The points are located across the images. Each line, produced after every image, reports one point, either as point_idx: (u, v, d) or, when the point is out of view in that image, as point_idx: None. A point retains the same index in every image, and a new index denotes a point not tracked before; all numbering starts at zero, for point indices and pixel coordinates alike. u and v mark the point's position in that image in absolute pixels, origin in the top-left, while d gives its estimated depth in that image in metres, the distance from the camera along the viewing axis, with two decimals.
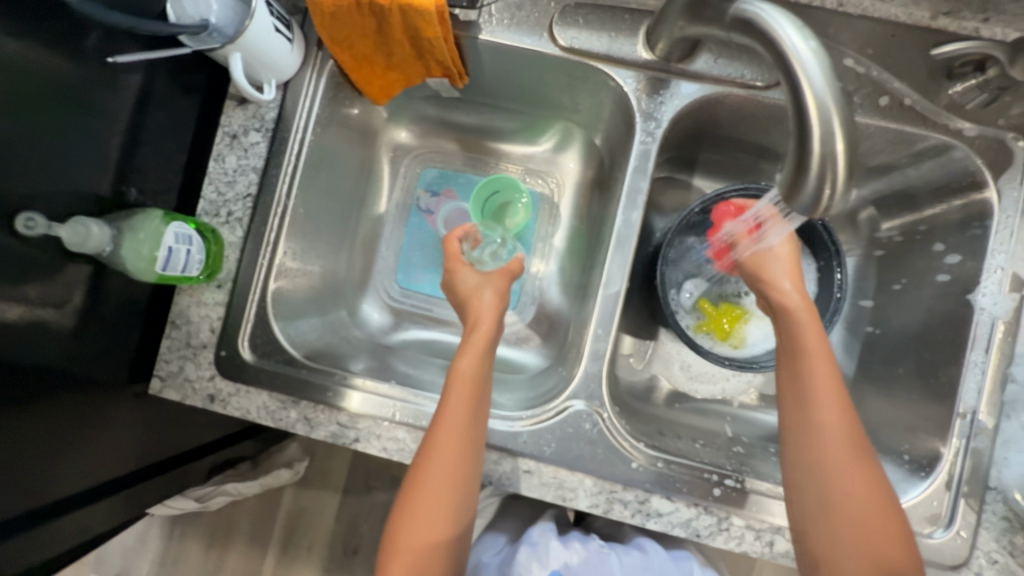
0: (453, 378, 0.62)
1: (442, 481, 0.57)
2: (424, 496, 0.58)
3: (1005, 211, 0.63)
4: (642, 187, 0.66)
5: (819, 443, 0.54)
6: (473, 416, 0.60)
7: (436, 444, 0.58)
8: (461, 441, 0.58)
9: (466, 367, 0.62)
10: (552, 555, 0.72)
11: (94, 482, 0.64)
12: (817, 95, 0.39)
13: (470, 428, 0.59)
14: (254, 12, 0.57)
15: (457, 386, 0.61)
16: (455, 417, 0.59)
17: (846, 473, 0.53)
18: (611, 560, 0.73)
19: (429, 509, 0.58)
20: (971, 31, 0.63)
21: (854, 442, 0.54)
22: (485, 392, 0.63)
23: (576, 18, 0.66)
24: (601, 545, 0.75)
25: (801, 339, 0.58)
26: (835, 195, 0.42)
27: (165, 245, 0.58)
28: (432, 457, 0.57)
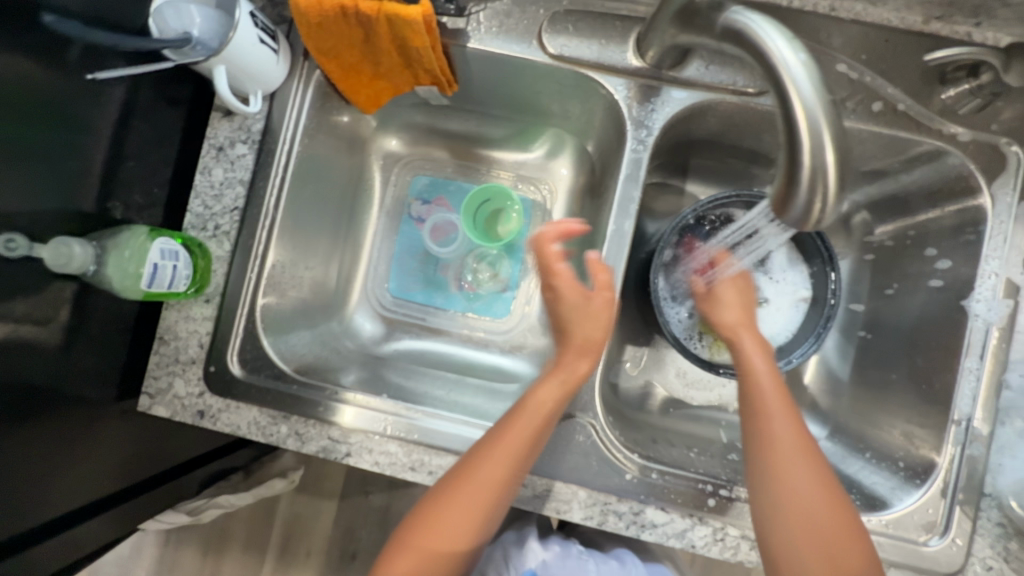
0: (518, 421, 0.58)
1: (456, 525, 0.57)
2: (410, 551, 0.57)
3: (998, 217, 0.63)
4: (635, 196, 0.66)
5: (775, 463, 0.55)
6: (521, 467, 0.57)
7: (467, 488, 0.57)
8: (501, 489, 0.57)
9: (545, 397, 0.59)
10: (529, 554, 0.76)
11: (80, 503, 0.62)
12: (806, 107, 0.39)
13: (512, 479, 0.57)
14: (237, 24, 0.56)
15: (527, 414, 0.58)
16: (497, 466, 0.56)
17: (807, 500, 0.53)
18: (589, 566, 0.75)
19: (441, 532, 0.57)
20: (962, 36, 0.63)
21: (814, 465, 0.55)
22: (544, 441, 0.59)
23: (566, 25, 0.66)
24: (581, 551, 0.77)
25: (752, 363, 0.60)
26: (826, 207, 0.41)
27: (150, 261, 0.57)
28: (477, 471, 0.57)
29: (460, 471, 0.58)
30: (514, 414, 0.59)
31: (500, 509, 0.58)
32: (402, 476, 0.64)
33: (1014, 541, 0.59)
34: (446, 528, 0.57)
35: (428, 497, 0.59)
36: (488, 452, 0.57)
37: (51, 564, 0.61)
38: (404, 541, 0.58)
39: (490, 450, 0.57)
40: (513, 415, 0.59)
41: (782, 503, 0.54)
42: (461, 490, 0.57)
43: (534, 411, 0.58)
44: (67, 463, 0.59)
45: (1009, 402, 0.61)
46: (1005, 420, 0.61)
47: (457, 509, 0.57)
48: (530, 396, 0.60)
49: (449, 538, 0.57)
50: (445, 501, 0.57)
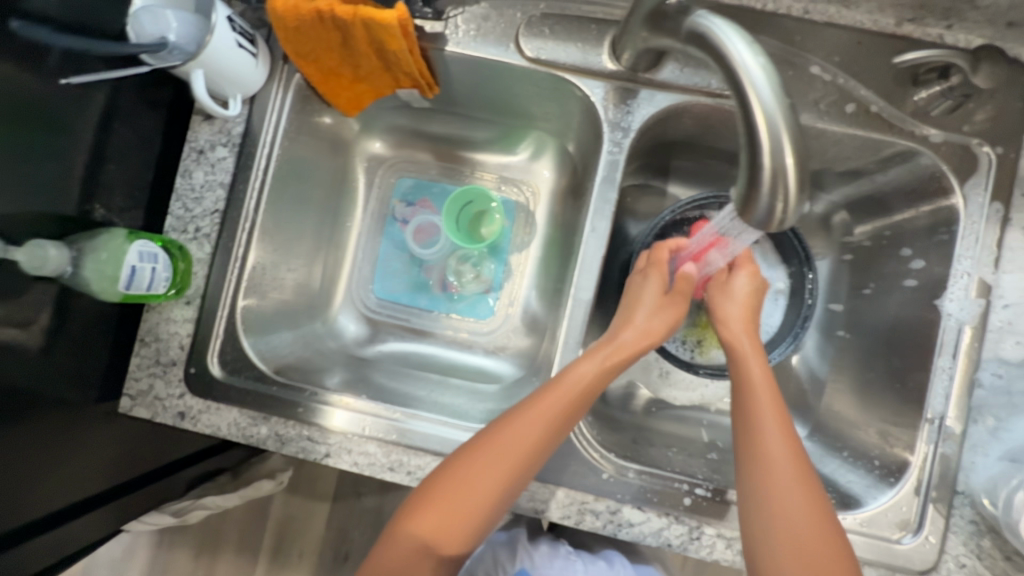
0: (564, 386, 0.59)
1: (481, 483, 0.56)
2: (427, 509, 0.56)
3: (971, 217, 0.63)
4: (611, 197, 0.66)
5: (765, 478, 0.53)
6: (559, 429, 0.58)
7: (488, 453, 0.56)
8: (535, 449, 0.57)
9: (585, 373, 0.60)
10: (520, 553, 0.80)
11: (58, 505, 0.62)
12: (765, 109, 0.39)
13: (546, 441, 0.57)
14: (214, 28, 0.57)
15: (564, 386, 0.59)
16: (525, 433, 0.57)
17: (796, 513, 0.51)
18: (577, 567, 0.78)
19: (447, 503, 0.56)
20: (934, 38, 0.63)
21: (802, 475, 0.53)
22: (574, 422, 0.59)
23: (542, 29, 0.66)
24: (569, 551, 0.80)
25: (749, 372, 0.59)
26: (788, 208, 0.42)
27: (128, 264, 0.58)
28: (504, 435, 0.57)
29: (494, 430, 0.58)
30: (551, 384, 0.60)
31: (527, 475, 0.57)
32: (380, 476, 0.65)
33: (986, 538, 0.60)
34: (470, 487, 0.56)
35: (451, 459, 0.58)
36: (524, 412, 0.58)
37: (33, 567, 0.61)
38: (421, 501, 0.57)
39: (529, 411, 0.58)
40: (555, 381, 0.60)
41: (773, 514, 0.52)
42: (494, 449, 0.57)
43: (576, 378, 0.60)
44: (47, 465, 0.59)
45: (982, 400, 0.62)
46: (977, 418, 0.62)
47: (485, 465, 0.56)
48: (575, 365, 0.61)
49: (469, 501, 0.55)
50: (473, 457, 0.57)
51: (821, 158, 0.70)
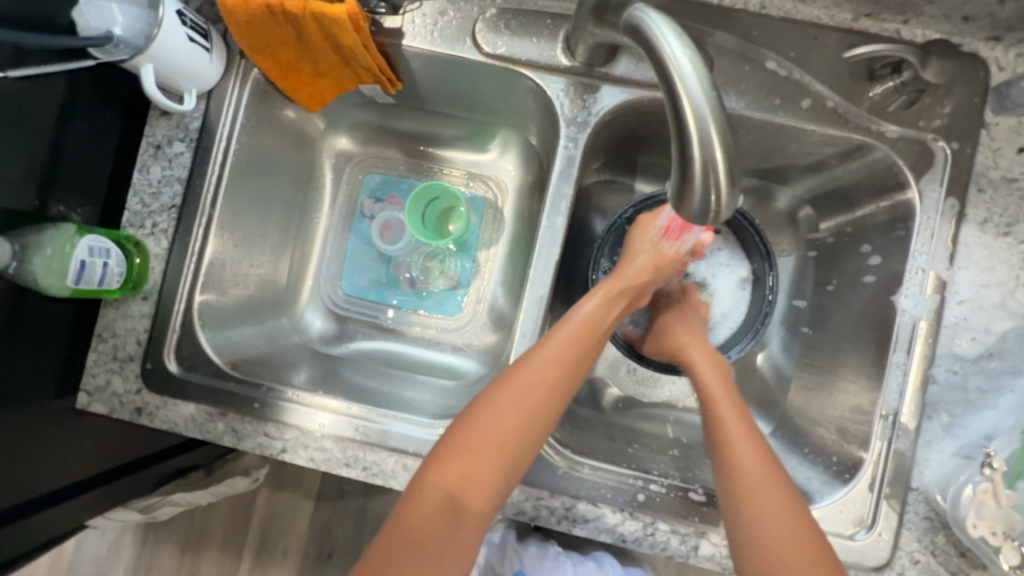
0: (575, 325, 0.62)
1: (503, 425, 0.57)
2: (450, 460, 0.56)
3: (927, 212, 0.63)
4: (567, 193, 0.66)
5: (738, 489, 0.55)
6: (575, 365, 0.60)
7: (508, 391, 0.58)
8: (552, 388, 0.59)
9: (593, 312, 0.63)
10: (511, 555, 0.80)
11: (13, 501, 0.61)
12: (692, 102, 0.39)
13: (562, 377, 0.59)
14: (162, 21, 0.57)
15: (578, 325, 0.62)
16: (545, 371, 0.59)
17: (770, 492, 0.54)
18: (567, 568, 0.78)
19: (471, 448, 0.56)
20: (890, 33, 0.63)
21: (764, 458, 0.56)
22: (586, 362, 0.62)
23: (498, 24, 0.66)
24: (559, 552, 0.80)
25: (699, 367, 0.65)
26: (722, 202, 0.42)
27: (76, 258, 0.57)
28: (522, 371, 0.59)
29: (509, 373, 0.59)
30: (567, 323, 0.62)
31: (548, 415, 0.59)
32: (336, 472, 0.65)
33: (940, 534, 0.60)
34: (494, 431, 0.56)
35: (467, 409, 0.59)
36: (541, 351, 0.60)
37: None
38: (442, 453, 0.56)
39: (540, 349, 0.60)
40: (563, 321, 0.62)
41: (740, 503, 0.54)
42: (516, 388, 0.58)
43: (582, 317, 0.62)
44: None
45: (936, 396, 0.61)
46: (932, 414, 0.62)
47: (507, 407, 0.57)
48: (580, 305, 0.64)
49: (492, 449, 0.56)
50: (492, 400, 0.58)
51: (783, 154, 0.70)
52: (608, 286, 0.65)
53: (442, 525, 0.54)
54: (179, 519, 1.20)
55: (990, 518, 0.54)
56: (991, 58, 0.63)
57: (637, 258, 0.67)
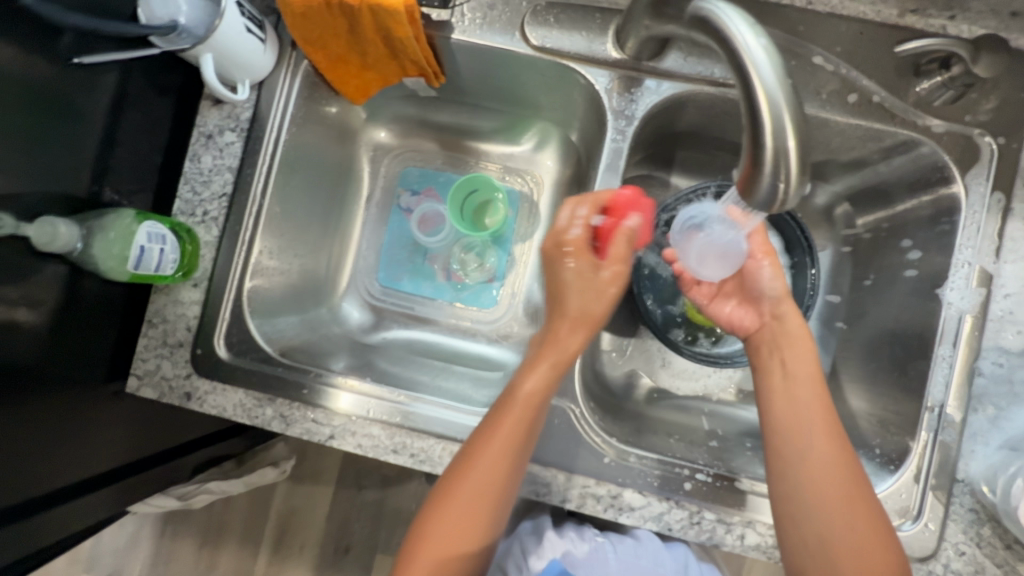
0: (519, 402, 0.58)
1: (462, 517, 0.57)
2: (425, 548, 0.57)
3: (972, 206, 0.63)
4: (615, 184, 0.67)
5: (824, 503, 0.54)
6: (523, 445, 0.57)
7: (474, 468, 0.56)
8: (502, 475, 0.57)
9: (534, 386, 0.58)
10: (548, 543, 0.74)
11: (65, 480, 0.63)
12: (767, 90, 0.40)
13: (511, 460, 0.57)
14: (223, 12, 0.58)
15: (522, 404, 0.58)
16: (503, 445, 0.56)
17: (838, 495, 0.54)
18: (607, 548, 0.73)
19: (455, 520, 0.57)
20: (937, 29, 0.64)
21: (852, 474, 0.55)
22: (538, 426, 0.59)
23: (547, 18, 0.67)
24: (596, 534, 0.76)
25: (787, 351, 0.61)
26: (790, 190, 0.42)
27: (136, 244, 0.58)
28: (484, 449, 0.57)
29: (461, 460, 0.58)
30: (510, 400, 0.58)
31: (509, 493, 0.58)
32: (384, 458, 0.65)
33: (986, 527, 0.60)
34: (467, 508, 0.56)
35: (434, 494, 0.59)
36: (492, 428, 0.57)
37: (41, 541, 0.62)
38: (419, 539, 0.57)
39: (484, 438, 0.57)
40: (503, 404, 0.58)
41: (819, 498, 0.54)
42: (482, 465, 0.56)
43: (521, 399, 0.58)
44: (51, 440, 0.60)
45: (982, 389, 0.62)
46: (977, 406, 0.62)
47: (478, 482, 0.56)
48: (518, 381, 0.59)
49: (455, 537, 0.56)
50: (462, 476, 0.57)
51: (825, 148, 0.71)
52: (546, 354, 0.60)
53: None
54: (200, 512, 1.21)
55: None
56: None
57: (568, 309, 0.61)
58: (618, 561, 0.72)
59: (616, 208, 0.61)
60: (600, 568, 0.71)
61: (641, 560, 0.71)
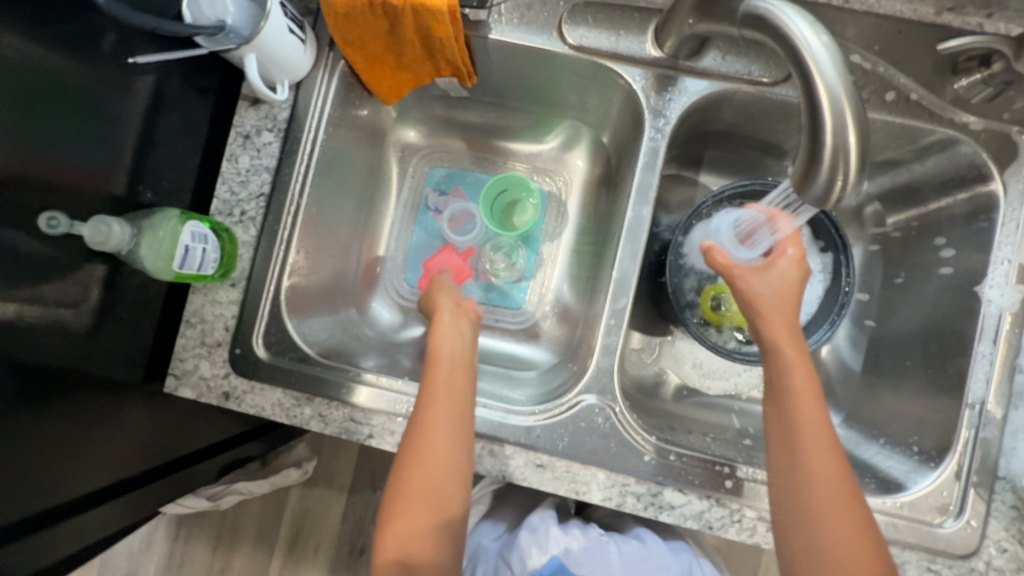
0: (438, 366, 0.62)
1: (419, 499, 0.56)
2: (385, 542, 0.55)
3: (1011, 204, 0.64)
4: (653, 183, 0.67)
5: (811, 509, 0.52)
6: (457, 404, 0.60)
7: (419, 446, 0.57)
8: (442, 445, 0.57)
9: (445, 352, 0.64)
10: (551, 539, 0.72)
11: (100, 482, 0.62)
12: (829, 86, 0.40)
13: (453, 422, 0.58)
14: (268, 14, 0.58)
15: (439, 368, 0.62)
16: (439, 415, 0.58)
17: (831, 509, 0.51)
18: (610, 549, 0.73)
19: (413, 503, 0.56)
20: (974, 27, 0.64)
21: (842, 475, 0.52)
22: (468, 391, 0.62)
23: (585, 17, 0.67)
24: (601, 533, 0.75)
25: (784, 358, 0.56)
26: (847, 186, 0.42)
27: (182, 243, 0.59)
28: (424, 426, 0.58)
29: (409, 441, 0.58)
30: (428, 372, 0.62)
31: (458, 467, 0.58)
32: None
33: None
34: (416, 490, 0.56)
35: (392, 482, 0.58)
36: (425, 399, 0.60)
37: (80, 541, 0.62)
38: (383, 536, 0.55)
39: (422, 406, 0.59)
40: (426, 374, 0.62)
41: (815, 518, 0.51)
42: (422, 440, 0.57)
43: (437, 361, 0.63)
44: (90, 441, 0.60)
45: (1022, 386, 0.62)
46: (1018, 404, 0.62)
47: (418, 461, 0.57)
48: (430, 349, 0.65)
49: (419, 524, 0.55)
50: (408, 457, 0.57)
51: None
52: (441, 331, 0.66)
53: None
54: (215, 514, 1.21)
55: None
56: None
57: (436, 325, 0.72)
58: (622, 563, 0.71)
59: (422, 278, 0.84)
60: (603, 567, 0.71)
61: (645, 563, 0.72)
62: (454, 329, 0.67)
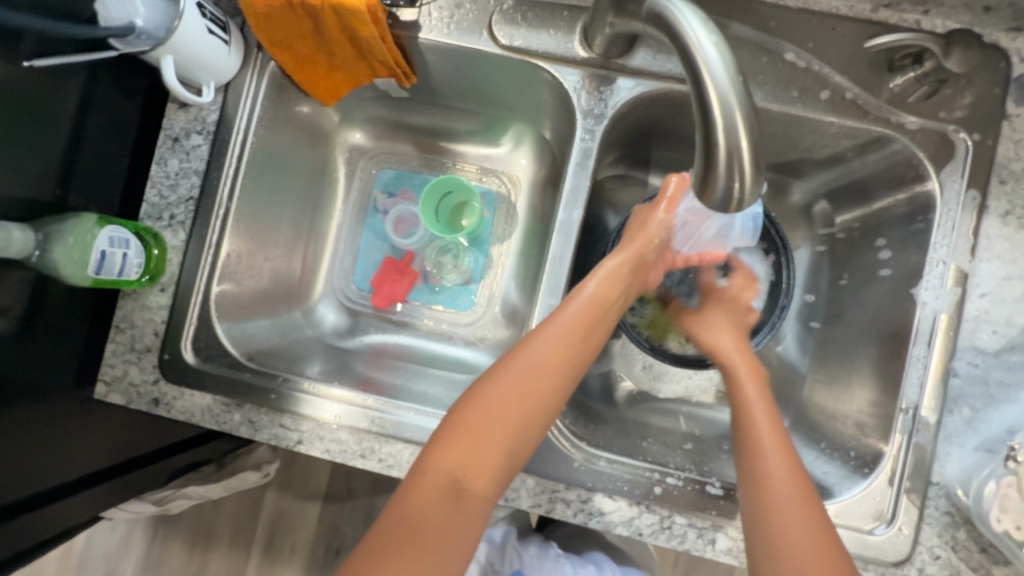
0: (580, 303, 0.61)
1: (506, 407, 0.56)
2: (447, 451, 0.55)
3: (947, 204, 0.62)
4: (585, 184, 0.66)
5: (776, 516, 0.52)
6: (579, 343, 0.60)
7: (523, 362, 0.58)
8: (551, 374, 0.58)
9: (597, 291, 0.62)
10: (511, 555, 0.80)
11: (21, 492, 0.60)
12: (719, 87, 0.39)
13: (568, 358, 0.59)
14: (182, 14, 0.58)
15: (582, 306, 0.61)
16: (556, 346, 0.59)
17: (797, 513, 0.51)
18: (566, 569, 0.78)
19: (500, 415, 0.56)
20: (911, 23, 0.63)
21: (797, 476, 0.54)
22: (595, 339, 0.61)
23: (515, 16, 0.66)
24: (559, 554, 0.80)
25: (745, 393, 0.61)
26: (745, 188, 0.41)
27: (97, 248, 0.58)
28: (541, 347, 0.59)
29: (510, 357, 0.59)
30: (569, 302, 0.62)
31: (553, 399, 0.58)
32: (352, 463, 0.65)
33: (961, 530, 0.59)
34: (501, 407, 0.56)
35: (473, 387, 0.58)
36: (545, 329, 0.60)
37: (19, 544, 0.61)
38: (446, 435, 0.56)
39: (547, 333, 0.59)
40: (566, 303, 0.61)
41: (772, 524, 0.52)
42: (527, 360, 0.58)
43: (586, 300, 0.61)
44: (7, 450, 0.57)
45: (956, 390, 0.61)
46: (953, 408, 0.61)
47: (521, 380, 0.57)
48: (583, 286, 0.63)
49: (497, 437, 0.55)
50: (506, 373, 0.58)
51: (799, 147, 0.70)
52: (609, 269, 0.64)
53: (443, 510, 0.53)
54: (189, 516, 1.20)
55: (1014, 512, 0.53)
56: (1012, 49, 0.62)
57: (646, 235, 0.66)
58: None
59: (378, 289, 0.86)
60: None
61: None
62: (620, 278, 0.64)
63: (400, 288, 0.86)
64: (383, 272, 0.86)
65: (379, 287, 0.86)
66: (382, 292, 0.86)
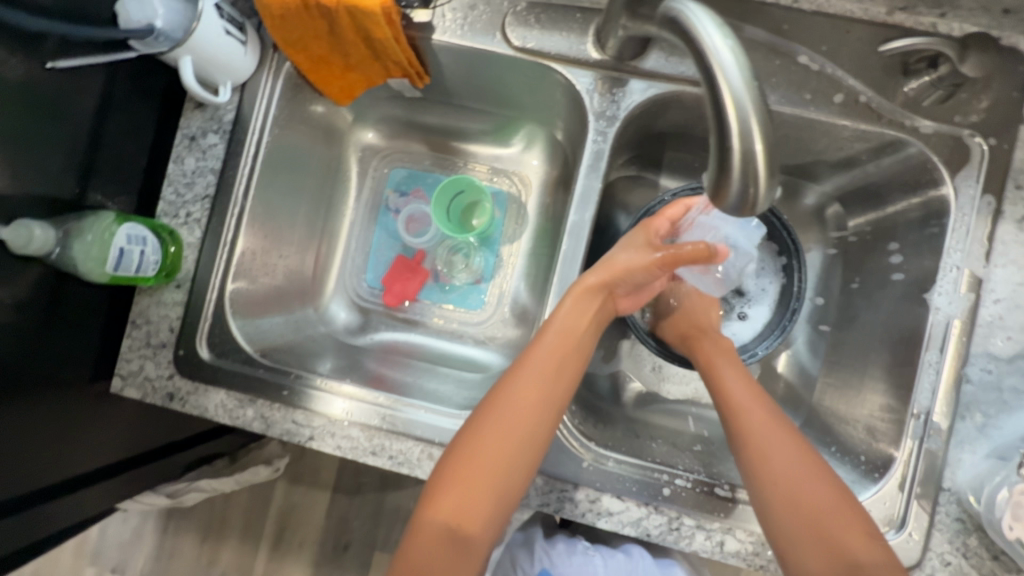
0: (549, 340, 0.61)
1: (491, 450, 0.57)
2: (440, 501, 0.56)
3: (962, 209, 0.62)
4: (596, 186, 0.66)
5: (778, 467, 0.56)
6: (552, 377, 0.60)
7: (499, 405, 0.59)
8: (528, 412, 0.58)
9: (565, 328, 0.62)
10: (537, 553, 0.78)
11: (39, 481, 0.61)
12: (734, 92, 0.39)
13: (545, 394, 0.59)
14: (201, 15, 0.59)
15: (551, 345, 0.61)
16: (530, 385, 0.59)
17: (796, 458, 0.56)
18: (596, 562, 0.75)
19: (485, 459, 0.57)
20: (927, 26, 0.62)
21: (784, 426, 0.59)
22: (571, 372, 0.61)
23: (529, 19, 0.67)
24: (587, 546, 0.78)
25: (716, 362, 0.65)
26: (760, 193, 0.41)
27: (116, 245, 0.59)
28: (514, 390, 0.59)
29: (487, 401, 0.60)
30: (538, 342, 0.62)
31: (537, 436, 0.58)
32: (363, 460, 0.65)
33: (972, 536, 0.58)
34: (484, 452, 0.57)
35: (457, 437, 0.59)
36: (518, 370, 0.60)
37: (37, 530, 0.63)
38: (438, 487, 0.57)
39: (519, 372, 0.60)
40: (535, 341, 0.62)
41: (776, 473, 0.56)
42: (502, 403, 0.59)
43: (554, 337, 0.61)
44: (27, 440, 0.58)
45: (969, 396, 0.60)
46: (965, 414, 0.60)
47: (501, 423, 0.58)
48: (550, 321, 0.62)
49: (485, 480, 0.56)
50: (485, 418, 0.58)
51: (813, 149, 0.70)
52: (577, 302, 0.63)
53: (446, 556, 0.55)
54: (200, 508, 1.21)
55: None
56: None
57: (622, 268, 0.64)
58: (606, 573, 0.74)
59: (390, 289, 0.87)
60: None
61: None
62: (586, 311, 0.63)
63: (411, 288, 0.87)
64: (395, 271, 0.87)
65: (391, 287, 0.87)
66: (394, 292, 0.87)
